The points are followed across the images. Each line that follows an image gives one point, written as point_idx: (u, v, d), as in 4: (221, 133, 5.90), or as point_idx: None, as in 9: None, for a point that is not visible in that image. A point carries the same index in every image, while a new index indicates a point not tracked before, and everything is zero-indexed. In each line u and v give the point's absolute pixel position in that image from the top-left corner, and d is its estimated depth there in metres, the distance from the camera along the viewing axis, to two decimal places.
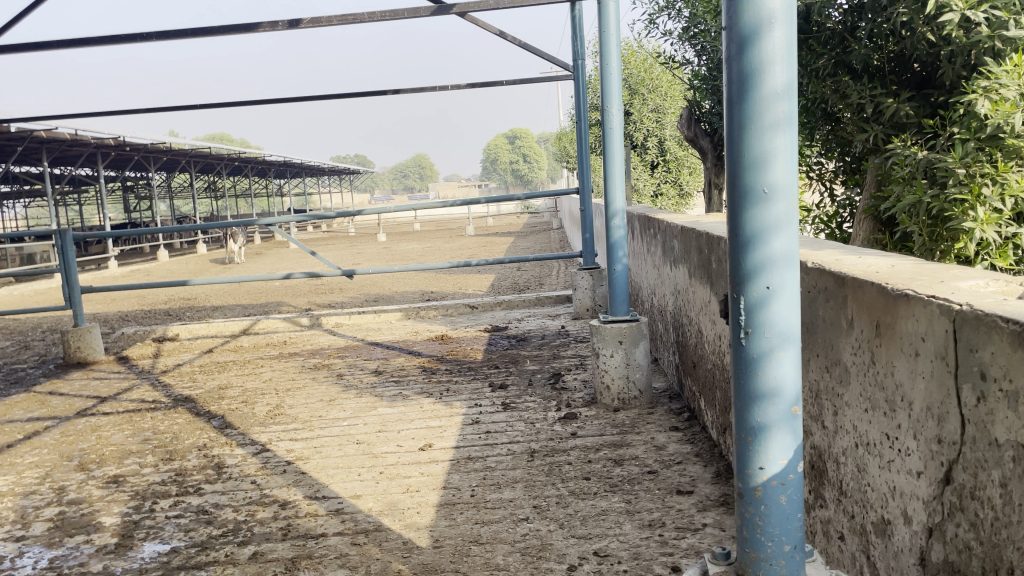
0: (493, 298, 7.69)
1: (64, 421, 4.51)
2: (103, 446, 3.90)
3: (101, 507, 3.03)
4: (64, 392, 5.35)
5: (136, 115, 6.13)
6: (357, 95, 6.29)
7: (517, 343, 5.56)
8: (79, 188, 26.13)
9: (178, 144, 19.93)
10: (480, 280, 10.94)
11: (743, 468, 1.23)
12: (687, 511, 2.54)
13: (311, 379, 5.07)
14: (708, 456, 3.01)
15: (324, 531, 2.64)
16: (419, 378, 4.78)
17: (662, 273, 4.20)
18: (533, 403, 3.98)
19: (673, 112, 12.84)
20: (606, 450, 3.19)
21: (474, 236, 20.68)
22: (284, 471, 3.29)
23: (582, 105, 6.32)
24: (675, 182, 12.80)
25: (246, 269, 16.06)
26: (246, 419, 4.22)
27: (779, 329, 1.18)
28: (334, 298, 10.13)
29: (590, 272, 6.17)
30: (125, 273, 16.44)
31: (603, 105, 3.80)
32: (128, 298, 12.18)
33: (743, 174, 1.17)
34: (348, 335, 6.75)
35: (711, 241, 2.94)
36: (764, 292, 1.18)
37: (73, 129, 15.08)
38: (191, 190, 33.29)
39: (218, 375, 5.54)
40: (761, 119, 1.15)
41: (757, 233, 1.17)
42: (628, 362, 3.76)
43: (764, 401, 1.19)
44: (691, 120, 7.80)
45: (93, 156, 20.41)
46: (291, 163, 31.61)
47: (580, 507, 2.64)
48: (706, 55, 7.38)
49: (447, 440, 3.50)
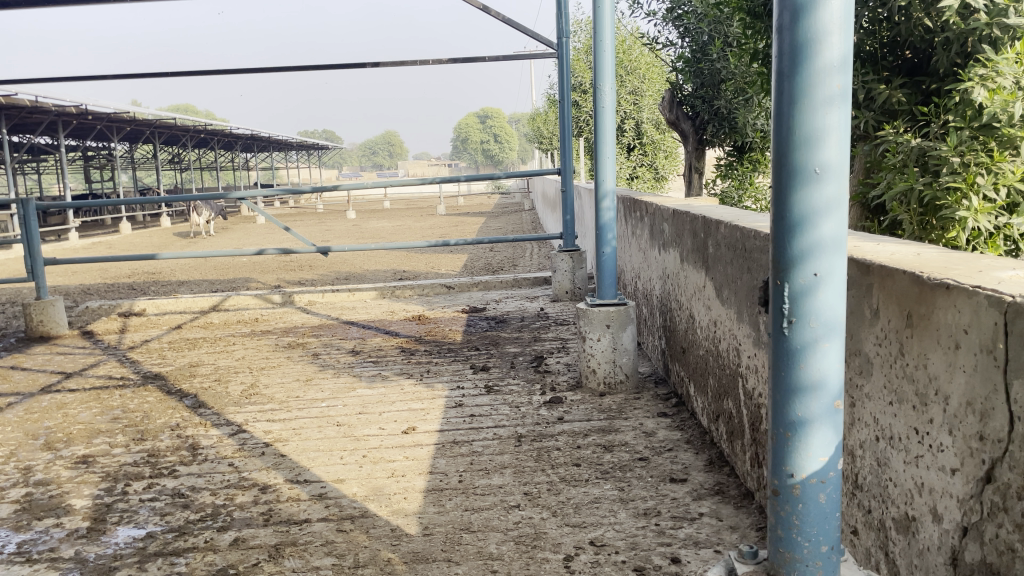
0: (469, 278, 7.58)
1: (28, 397, 4.34)
2: (70, 425, 3.75)
3: (70, 489, 2.89)
4: (27, 367, 5.16)
5: (103, 81, 5.90)
6: (335, 67, 6.13)
7: (496, 324, 5.49)
8: (39, 158, 25.45)
9: (142, 113, 19.46)
10: (453, 260, 10.85)
11: (780, 464, 1.17)
12: (682, 500, 2.49)
13: (286, 359, 4.95)
14: (699, 443, 2.97)
15: (308, 516, 2.55)
16: (398, 359, 4.69)
17: (649, 256, 4.15)
18: (516, 386, 3.91)
19: (650, 95, 12.80)
20: (594, 435, 3.13)
21: (446, 216, 20.53)
22: (262, 453, 3.19)
23: (565, 85, 6.22)
24: (651, 166, 12.79)
25: (212, 244, 15.76)
26: (220, 398, 4.10)
27: (825, 319, 1.12)
28: (304, 275, 9.94)
29: (570, 254, 6.09)
30: (86, 245, 16.04)
31: (595, 84, 3.70)
32: (90, 271, 11.86)
33: (791, 153, 1.10)
34: (322, 313, 6.62)
35: (708, 225, 2.88)
36: (811, 279, 1.11)
37: (32, 95, 14.60)
38: (154, 162, 32.58)
39: (188, 352, 5.39)
40: (815, 94, 1.08)
41: (806, 217, 1.10)
42: (615, 346, 3.70)
43: (806, 395, 1.13)
44: (674, 103, 7.81)
45: (54, 125, 19.83)
46: (257, 137, 31.08)
47: (572, 495, 2.58)
48: (690, 37, 7.32)
49: (430, 423, 3.42)
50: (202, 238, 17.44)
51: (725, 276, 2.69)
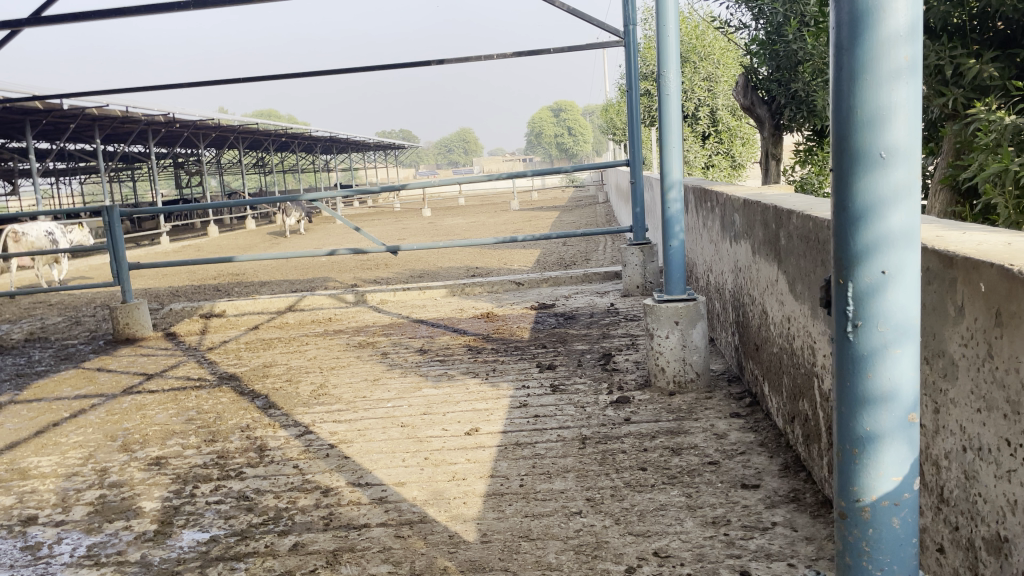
0: (540, 273, 7.50)
1: (111, 399, 4.48)
2: (147, 426, 3.85)
3: (142, 491, 2.95)
4: (112, 369, 5.35)
5: (178, 90, 6.06)
6: (400, 67, 6.13)
7: (564, 321, 5.39)
8: (133, 166, 26.65)
9: (225, 119, 20.12)
10: (525, 256, 10.80)
11: (847, 484, 1.04)
12: (754, 508, 2.35)
13: (355, 358, 4.98)
14: (773, 446, 2.81)
15: (367, 521, 2.52)
16: (465, 358, 4.65)
17: (720, 249, 3.98)
18: (583, 385, 3.81)
19: (726, 80, 12.42)
20: (662, 437, 3.01)
21: (520, 211, 20.45)
22: (327, 455, 3.19)
23: (634, 74, 6.05)
24: (727, 154, 12.48)
25: (293, 244, 16.17)
26: (290, 399, 4.14)
27: (896, 322, 0.99)
28: (379, 274, 10.05)
29: (641, 247, 5.94)
30: (176, 248, 16.69)
31: (658, 70, 3.55)
32: (178, 274, 12.29)
33: (852, 135, 0.97)
34: (393, 311, 6.66)
35: (779, 215, 2.71)
36: (879, 277, 0.98)
37: (123, 106, 15.26)
38: (239, 167, 33.70)
39: (263, 352, 5.49)
40: (878, 67, 0.95)
41: (872, 207, 0.97)
42: (685, 344, 3.56)
43: (876, 407, 1.00)
44: (748, 87, 7.52)
45: (144, 133, 20.68)
46: (335, 138, 31.83)
47: (636, 501, 2.47)
48: (765, 18, 7.09)
49: (493, 424, 3.36)
50: (284, 240, 17.90)
51: (798, 269, 2.53)
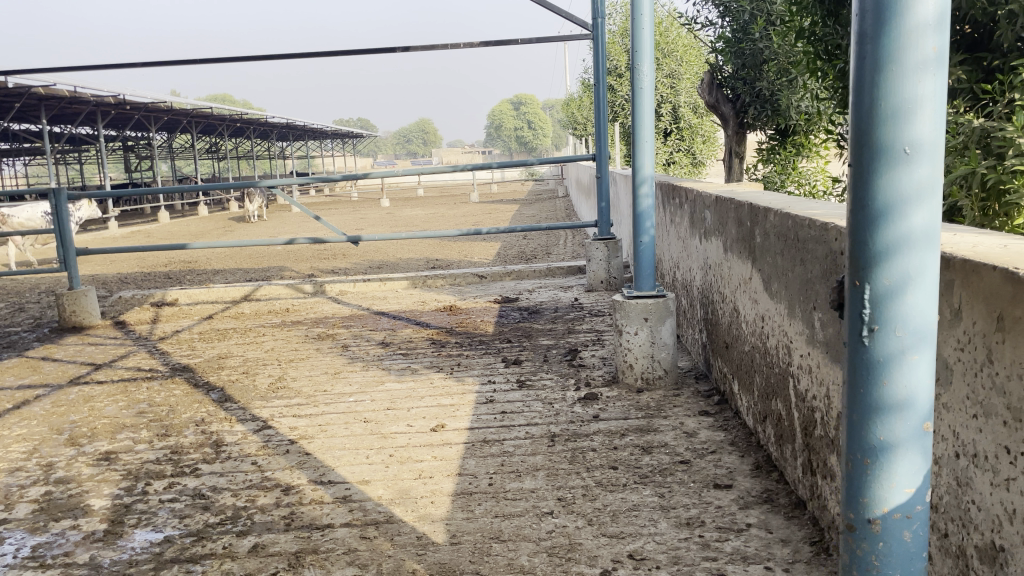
0: (502, 267, 7.43)
1: (56, 390, 4.29)
2: (96, 419, 3.68)
3: (90, 488, 2.81)
4: (58, 358, 5.14)
5: (132, 70, 5.83)
6: (364, 53, 5.99)
7: (529, 315, 5.34)
8: (81, 148, 25.87)
9: (178, 103, 19.60)
10: (486, 249, 10.72)
11: (856, 496, 1.00)
12: (727, 508, 2.32)
13: (315, 350, 4.85)
14: (744, 445, 2.79)
15: (331, 521, 2.43)
16: (428, 352, 4.56)
17: (689, 246, 3.97)
18: (550, 381, 3.75)
19: (688, 78, 12.49)
20: (632, 435, 2.97)
21: (479, 204, 20.32)
22: (287, 452, 3.08)
23: (600, 69, 6.00)
24: (688, 151, 12.54)
25: (247, 233, 15.83)
26: (247, 392, 4.01)
27: (914, 327, 0.95)
28: (337, 264, 9.87)
29: (605, 243, 5.91)
30: (125, 234, 16.23)
31: (632, 62, 3.49)
32: (127, 260, 11.93)
33: (874, 128, 0.93)
34: (353, 303, 6.53)
35: (755, 212, 2.69)
36: (898, 280, 0.94)
37: (71, 85, 14.76)
38: (191, 151, 32.91)
39: (217, 343, 5.32)
40: (904, 59, 0.90)
41: (893, 206, 0.93)
42: (653, 340, 3.53)
43: (890, 415, 0.96)
44: (713, 85, 7.54)
45: (93, 115, 20.07)
46: (291, 126, 31.29)
47: (608, 501, 2.42)
48: (731, 16, 7.11)
49: (460, 420, 3.29)
50: (237, 227, 17.52)
51: (774, 267, 2.50)
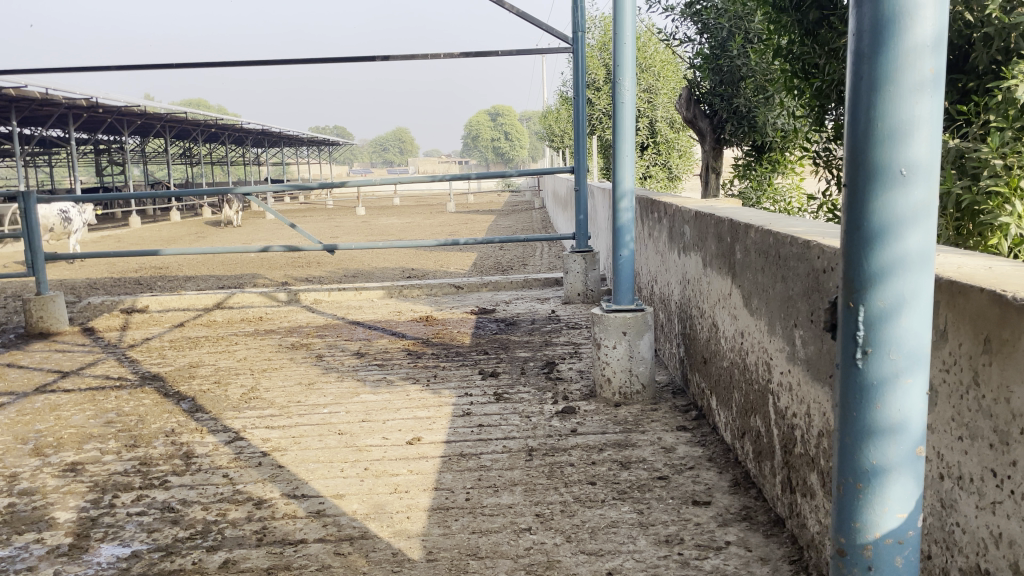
0: (479, 278, 7.40)
1: (22, 398, 4.18)
2: (61, 428, 3.59)
3: (55, 500, 2.73)
4: (23, 365, 5.02)
5: (107, 72, 5.74)
6: (343, 61, 5.96)
7: (506, 327, 5.32)
8: (51, 150, 25.50)
9: (152, 107, 19.39)
10: (462, 259, 10.69)
11: (847, 521, 0.99)
12: (706, 525, 2.31)
13: (288, 360, 4.79)
14: (722, 461, 2.79)
15: (304, 536, 2.39)
16: (404, 363, 4.52)
17: (667, 260, 3.97)
18: (527, 394, 3.73)
19: (665, 93, 12.60)
20: (610, 450, 2.95)
21: (455, 214, 20.30)
22: (259, 464, 3.02)
23: (580, 82, 6.02)
24: (665, 165, 12.63)
25: (220, 239, 15.65)
26: (218, 402, 3.94)
27: (908, 349, 0.94)
28: (312, 273, 9.79)
29: (583, 256, 5.91)
30: (94, 238, 15.98)
31: (614, 76, 3.49)
32: (97, 265, 11.73)
33: (870, 148, 0.92)
34: (328, 312, 6.46)
35: (736, 228, 2.69)
36: (891, 302, 0.93)
37: (43, 87, 14.55)
38: (164, 156, 32.52)
39: (188, 352, 5.23)
40: (902, 80, 0.90)
41: (888, 228, 0.92)
42: (632, 355, 3.52)
43: (883, 438, 0.95)
44: (690, 100, 7.60)
45: (64, 117, 19.77)
46: (267, 132, 31.08)
47: (587, 517, 2.40)
48: (709, 33, 7.19)
49: (436, 433, 3.25)
50: (210, 233, 17.33)
51: (755, 283, 2.50)
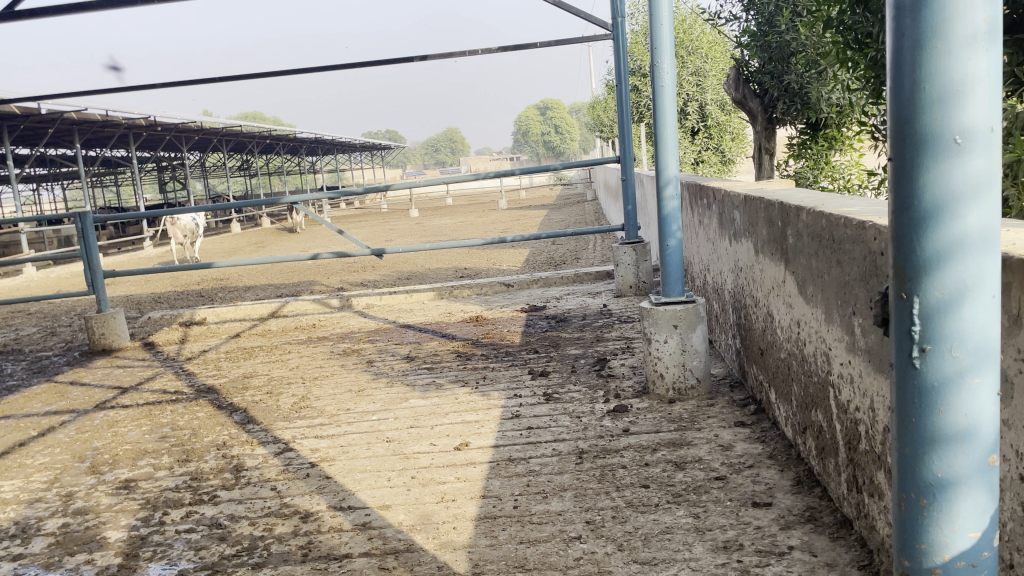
0: (529, 274, 7.31)
1: (82, 416, 4.26)
2: (118, 445, 3.63)
3: (107, 519, 2.75)
4: (86, 382, 5.12)
5: (152, 90, 5.80)
6: (380, 64, 5.91)
7: (556, 324, 5.21)
8: (116, 170, 26.40)
9: (208, 122, 19.85)
10: (515, 255, 10.64)
11: (912, 543, 0.87)
12: (767, 529, 2.17)
13: (340, 367, 4.78)
14: (783, 458, 2.63)
15: (349, 551, 2.33)
16: (454, 365, 4.45)
17: (718, 248, 3.81)
18: (577, 393, 3.62)
19: (714, 75, 12.32)
20: (664, 450, 2.82)
21: (507, 211, 20.28)
22: (307, 476, 2.99)
23: (622, 69, 5.86)
24: (717, 149, 12.34)
25: (277, 247, 15.94)
26: (270, 413, 3.93)
27: (973, 345, 0.81)
28: (366, 277, 9.86)
29: (633, 247, 5.76)
30: (159, 254, 16.48)
31: (653, 59, 3.33)
32: (161, 279, 12.05)
33: (918, 114, 0.79)
34: (380, 316, 6.46)
35: (786, 211, 2.54)
36: (950, 293, 0.80)
37: (103, 110, 15.01)
38: (223, 169, 33.33)
39: (243, 362, 5.27)
40: (950, 34, 0.77)
41: (943, 205, 0.79)
42: (684, 348, 3.38)
43: (948, 447, 0.83)
44: (739, 80, 7.35)
45: (126, 137, 20.41)
46: (319, 140, 31.61)
47: (640, 524, 2.29)
48: (756, 9, 6.94)
49: (484, 438, 3.17)
50: (269, 242, 17.68)
51: (809, 269, 2.35)
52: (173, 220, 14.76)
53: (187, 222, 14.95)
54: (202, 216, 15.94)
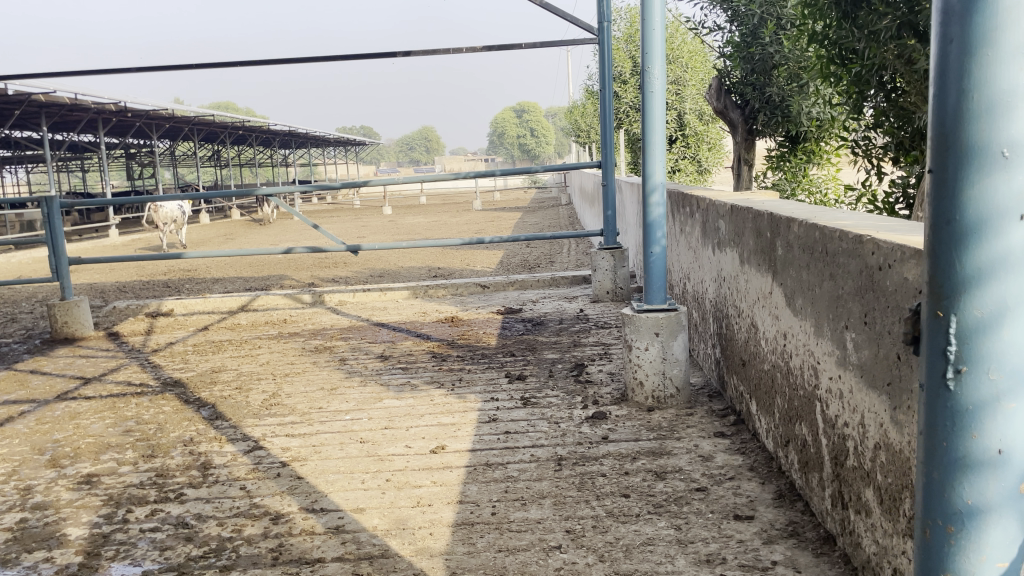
0: (505, 276, 7.26)
1: (41, 406, 4.11)
2: (80, 438, 3.51)
3: (67, 515, 2.64)
4: (47, 372, 4.96)
5: (127, 74, 5.65)
6: (363, 57, 5.82)
7: (533, 327, 5.16)
8: (83, 155, 25.83)
9: (180, 110, 19.49)
10: (489, 257, 10.57)
11: (938, 570, 0.87)
12: (750, 543, 2.15)
13: (311, 364, 4.68)
14: (764, 471, 2.62)
15: (322, 555, 2.26)
16: (429, 366, 4.38)
17: (700, 257, 3.81)
18: (555, 398, 3.58)
19: (693, 84, 12.35)
20: (644, 459, 2.79)
21: (480, 212, 20.17)
22: (278, 475, 2.90)
23: (607, 74, 5.84)
24: (694, 158, 12.41)
25: (247, 240, 15.69)
26: (239, 409, 3.84)
27: (1011, 368, 0.81)
28: (338, 273, 9.73)
29: (611, 252, 5.73)
30: (125, 242, 16.13)
31: (643, 64, 3.31)
32: (126, 268, 11.78)
33: (964, 125, 0.81)
34: (352, 314, 6.35)
35: (776, 222, 2.53)
36: (988, 312, 0.81)
37: (72, 92, 14.65)
38: (194, 159, 32.81)
39: (211, 356, 5.15)
40: (999, 44, 0.78)
41: (987, 220, 0.80)
42: (665, 356, 3.35)
43: (979, 473, 0.83)
44: (721, 90, 7.37)
45: (94, 122, 19.97)
46: (293, 134, 31.26)
47: (621, 534, 2.25)
48: (740, 20, 6.97)
49: (461, 441, 3.11)
50: (238, 235, 17.40)
51: (798, 281, 2.34)
52: (156, 207, 14.78)
53: (171, 209, 14.89)
54: (186, 203, 15.86)
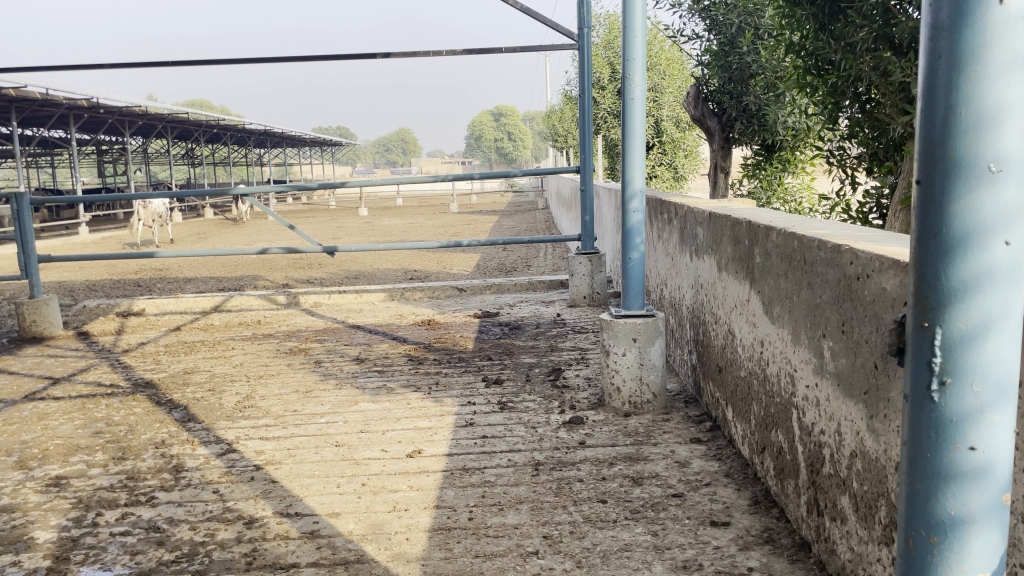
0: (482, 280, 7.24)
1: (8, 406, 4.03)
2: (48, 439, 3.45)
3: (35, 518, 2.59)
4: (14, 371, 4.87)
5: (100, 70, 5.56)
6: (342, 58, 5.79)
7: (510, 331, 5.16)
8: (54, 151, 25.44)
9: (154, 107, 19.26)
10: (466, 260, 10.56)
11: None
12: (726, 549, 2.16)
13: (286, 366, 4.64)
14: (739, 477, 2.63)
15: (296, 560, 2.24)
16: (404, 369, 4.36)
17: (677, 262, 3.83)
18: (532, 403, 3.58)
19: (671, 91, 12.44)
20: (621, 464, 2.80)
21: (457, 215, 20.14)
22: (252, 479, 2.87)
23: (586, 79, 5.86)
24: (671, 165, 12.50)
25: (221, 239, 15.54)
26: (212, 411, 3.79)
27: (994, 380, 0.83)
28: (313, 274, 9.66)
29: (589, 257, 5.75)
30: (96, 240, 15.92)
31: (624, 71, 3.32)
32: (97, 266, 11.62)
33: (952, 139, 0.82)
34: (328, 316, 6.31)
35: (754, 229, 2.55)
36: (973, 326, 0.83)
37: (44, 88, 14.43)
38: (167, 157, 32.45)
39: (184, 357, 5.08)
40: (988, 61, 0.80)
41: (973, 234, 0.81)
42: (642, 362, 3.36)
43: (963, 483, 0.85)
44: (698, 98, 7.42)
45: (65, 117, 19.67)
46: (269, 133, 31.01)
47: (598, 540, 2.25)
48: (718, 29, 7.03)
49: (437, 445, 3.10)
50: (212, 234, 17.22)
51: (776, 289, 2.35)
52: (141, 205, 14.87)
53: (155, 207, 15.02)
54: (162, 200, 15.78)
